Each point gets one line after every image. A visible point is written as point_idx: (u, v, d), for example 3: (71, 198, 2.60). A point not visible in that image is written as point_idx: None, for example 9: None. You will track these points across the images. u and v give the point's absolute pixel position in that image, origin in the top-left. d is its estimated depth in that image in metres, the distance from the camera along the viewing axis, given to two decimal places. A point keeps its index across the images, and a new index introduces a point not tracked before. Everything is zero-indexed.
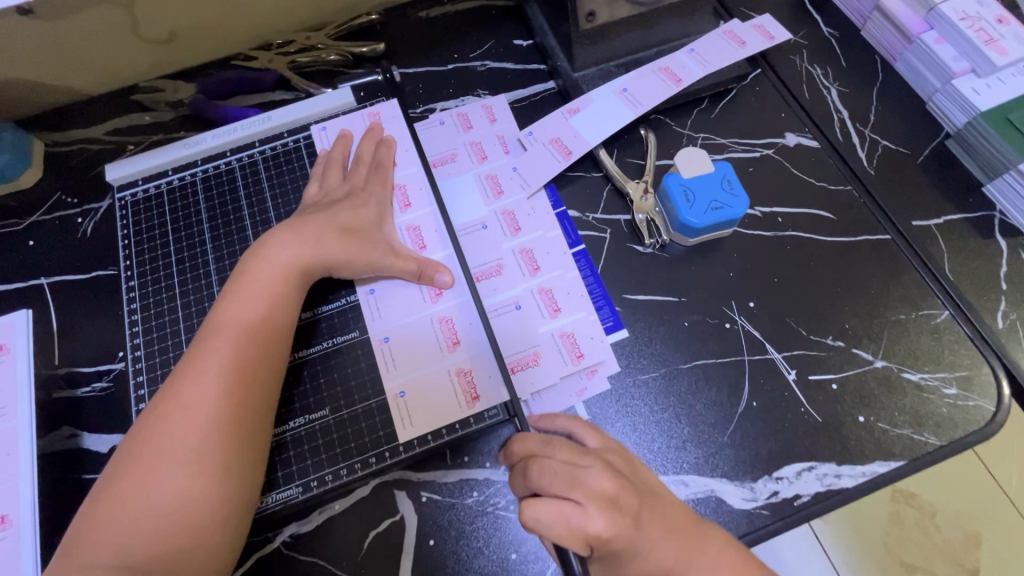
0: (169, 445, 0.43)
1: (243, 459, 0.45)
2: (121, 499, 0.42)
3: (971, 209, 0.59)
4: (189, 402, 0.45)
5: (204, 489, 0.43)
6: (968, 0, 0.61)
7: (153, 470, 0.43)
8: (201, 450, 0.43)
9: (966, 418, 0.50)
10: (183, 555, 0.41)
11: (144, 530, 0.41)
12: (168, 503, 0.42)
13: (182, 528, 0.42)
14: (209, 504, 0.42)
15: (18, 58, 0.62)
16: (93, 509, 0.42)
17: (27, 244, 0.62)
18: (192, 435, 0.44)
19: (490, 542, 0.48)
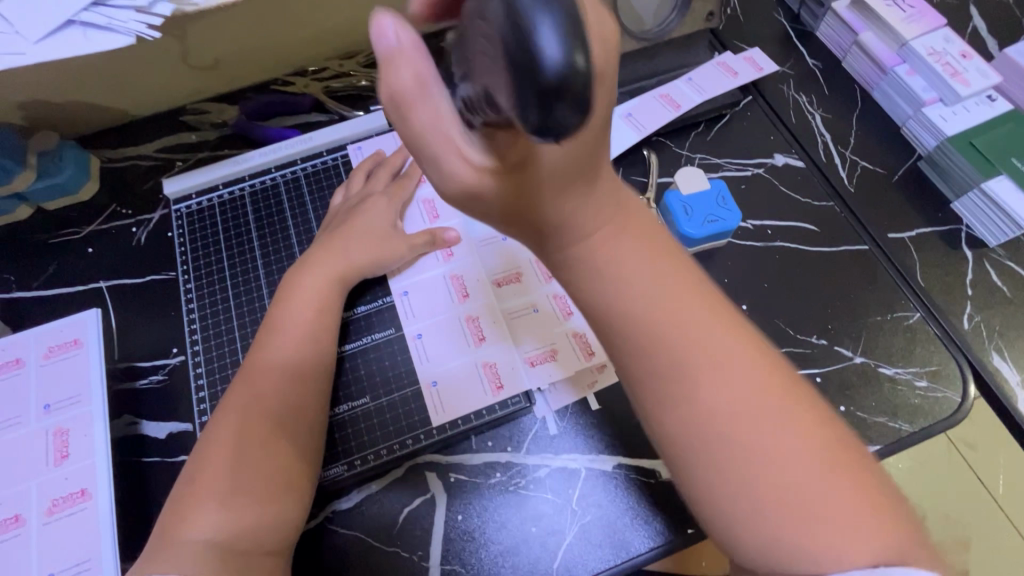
0: (246, 430, 0.50)
1: (304, 444, 0.51)
2: (207, 480, 0.47)
3: (941, 222, 0.65)
4: (260, 392, 0.52)
5: (279, 464, 0.49)
6: (935, 37, 0.69)
7: (234, 454, 0.48)
8: (269, 435, 0.50)
9: (937, 408, 0.56)
10: (265, 520, 0.47)
11: (234, 503, 0.46)
12: (250, 478, 0.47)
13: (262, 497, 0.47)
14: (277, 479, 0.49)
15: (80, 84, 0.68)
16: (182, 495, 0.47)
17: (87, 251, 0.68)
18: (264, 419, 0.50)
19: (512, 516, 0.53)
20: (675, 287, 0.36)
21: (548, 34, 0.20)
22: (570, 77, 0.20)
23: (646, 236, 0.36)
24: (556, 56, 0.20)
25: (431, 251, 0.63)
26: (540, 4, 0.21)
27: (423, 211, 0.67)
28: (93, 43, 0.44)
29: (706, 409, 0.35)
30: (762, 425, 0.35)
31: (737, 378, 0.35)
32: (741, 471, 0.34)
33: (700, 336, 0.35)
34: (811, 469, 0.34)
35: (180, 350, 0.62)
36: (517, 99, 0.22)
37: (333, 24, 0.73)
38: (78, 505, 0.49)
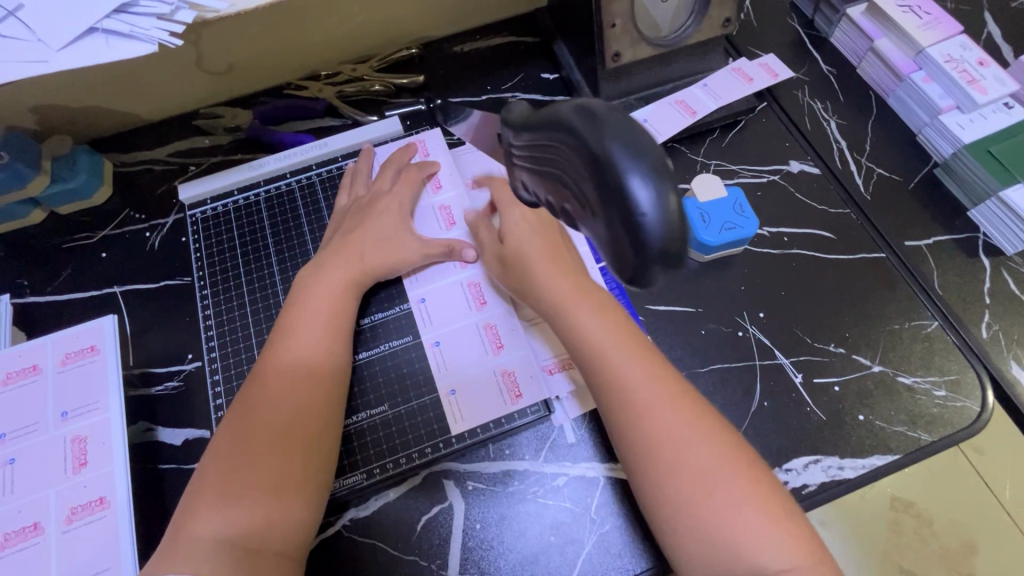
0: (257, 432, 0.49)
1: (317, 447, 0.51)
2: (218, 481, 0.47)
3: (957, 230, 0.65)
4: (271, 393, 0.51)
5: (290, 465, 0.48)
6: (952, 44, 0.68)
7: (246, 456, 0.48)
8: (282, 438, 0.49)
9: (955, 417, 0.56)
10: (277, 521, 0.46)
11: (242, 504, 0.46)
12: (263, 479, 0.47)
13: (273, 499, 0.47)
14: (291, 480, 0.48)
15: (95, 88, 0.68)
16: (194, 494, 0.47)
17: (101, 255, 0.68)
18: (274, 421, 0.50)
19: (531, 525, 0.53)
20: (617, 334, 0.51)
21: (655, 213, 0.27)
22: (668, 252, 0.27)
23: (602, 304, 0.53)
24: (662, 239, 0.27)
25: (447, 260, 0.63)
26: (647, 185, 0.27)
27: (439, 217, 0.66)
28: (115, 50, 0.44)
29: (643, 422, 0.47)
30: (685, 436, 0.46)
31: (666, 400, 0.47)
32: (668, 471, 0.45)
33: (639, 367, 0.49)
34: (720, 472, 0.44)
35: (195, 356, 0.62)
36: (629, 245, 0.28)
37: (348, 29, 0.73)
38: (96, 514, 0.49)
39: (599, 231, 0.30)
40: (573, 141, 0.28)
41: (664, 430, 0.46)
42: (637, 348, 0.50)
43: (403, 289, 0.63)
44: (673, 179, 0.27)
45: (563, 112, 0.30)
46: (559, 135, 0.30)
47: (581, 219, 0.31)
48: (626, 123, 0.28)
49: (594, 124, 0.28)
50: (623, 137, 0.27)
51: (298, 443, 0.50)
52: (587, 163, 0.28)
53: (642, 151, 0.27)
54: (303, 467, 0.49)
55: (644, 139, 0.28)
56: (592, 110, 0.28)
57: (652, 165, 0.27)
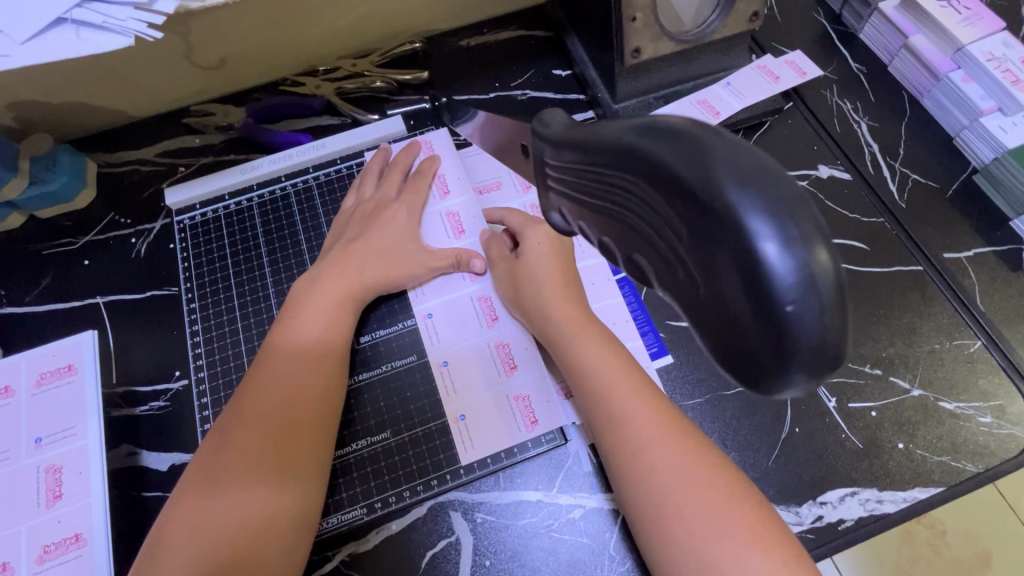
0: (237, 461, 0.45)
1: (306, 472, 0.47)
2: (192, 515, 0.44)
3: (999, 241, 0.61)
4: (252, 416, 0.47)
5: (266, 500, 0.45)
6: (994, 41, 0.64)
7: (223, 487, 0.44)
8: (268, 462, 0.46)
9: (1002, 446, 0.52)
10: (248, 561, 0.42)
11: (212, 541, 0.42)
12: (237, 515, 0.43)
13: (247, 539, 0.43)
14: (263, 518, 0.44)
15: (76, 83, 0.63)
16: (169, 525, 0.44)
17: (82, 263, 0.63)
18: (255, 448, 0.46)
19: (545, 563, 0.49)
20: (625, 364, 0.48)
21: (803, 292, 0.19)
22: (821, 348, 0.20)
23: (607, 334, 0.50)
24: (815, 330, 0.20)
25: (456, 272, 0.59)
26: (788, 248, 0.19)
27: (447, 225, 0.62)
28: (87, 44, 0.40)
29: (644, 461, 0.43)
30: (692, 475, 0.41)
31: (669, 434, 0.43)
32: (669, 517, 0.41)
33: (641, 403, 0.45)
34: (729, 520, 0.39)
35: (182, 374, 0.57)
36: (755, 335, 0.20)
37: (347, 22, 0.68)
38: (72, 552, 0.46)
39: (699, 305, 0.22)
40: (667, 181, 0.21)
41: (666, 471, 0.42)
42: (639, 382, 0.47)
43: (409, 302, 0.58)
44: (822, 229, 0.20)
45: (646, 140, 0.22)
46: (644, 172, 0.22)
47: (671, 284, 0.24)
48: (743, 152, 0.20)
49: (698, 157, 0.20)
50: (741, 172, 0.20)
51: (286, 468, 0.46)
52: (688, 212, 0.21)
53: (777, 195, 0.19)
54: (291, 490, 0.46)
55: (779, 179, 0.20)
56: (691, 137, 0.21)
57: (794, 217, 0.19)
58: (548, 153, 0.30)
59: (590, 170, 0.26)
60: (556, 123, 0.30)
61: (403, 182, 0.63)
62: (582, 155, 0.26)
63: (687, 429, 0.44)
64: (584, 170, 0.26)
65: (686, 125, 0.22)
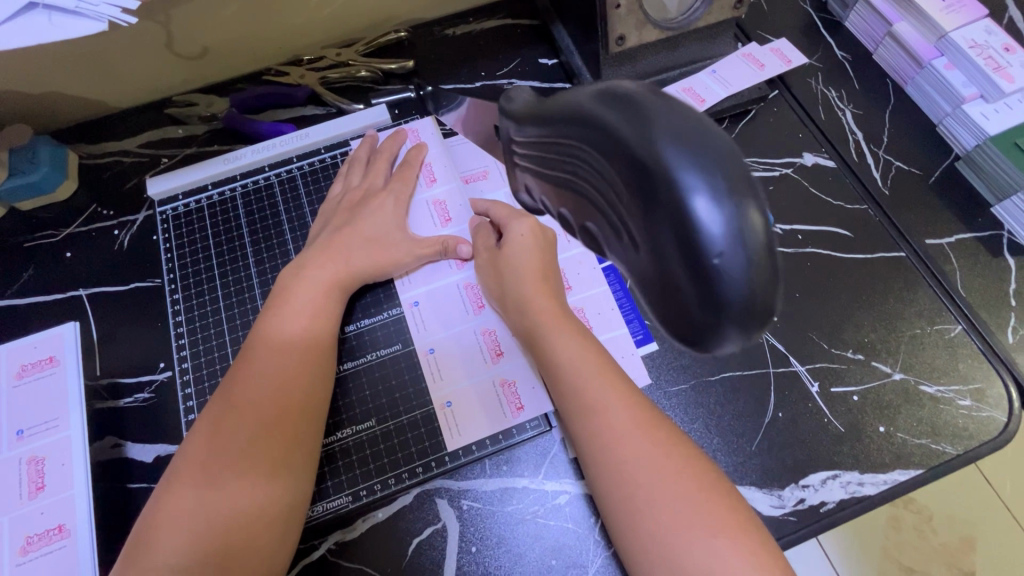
0: (215, 446, 0.46)
1: (296, 460, 0.47)
2: (175, 504, 0.44)
3: (980, 227, 0.62)
4: (232, 403, 0.47)
5: (246, 487, 0.44)
6: (976, 28, 0.64)
7: (203, 473, 0.45)
8: (252, 449, 0.46)
9: (981, 428, 0.53)
10: (230, 546, 0.43)
11: (194, 528, 0.43)
12: (215, 501, 0.43)
13: (230, 525, 0.43)
14: (246, 505, 0.44)
15: (55, 72, 0.62)
16: (153, 514, 0.44)
17: (64, 255, 0.63)
18: (233, 435, 0.46)
19: (530, 548, 0.49)
20: (599, 357, 0.47)
21: (732, 246, 0.20)
22: (751, 306, 0.21)
23: (581, 327, 0.49)
24: (745, 285, 0.20)
25: (442, 260, 0.59)
26: (718, 202, 0.20)
27: (433, 213, 0.62)
28: (60, 29, 0.39)
29: (617, 451, 0.43)
30: (663, 464, 0.42)
31: (641, 425, 0.44)
32: (640, 496, 0.41)
33: (611, 390, 0.45)
34: (692, 496, 0.41)
35: (167, 365, 0.57)
36: (691, 294, 0.21)
37: (331, 10, 0.67)
38: (56, 543, 0.46)
39: (643, 268, 0.23)
40: (614, 146, 0.21)
41: (635, 454, 0.42)
42: (609, 371, 0.47)
43: (395, 291, 0.58)
44: (755, 190, 0.21)
45: (597, 106, 0.22)
46: (594, 138, 0.22)
47: (620, 250, 0.24)
48: (684, 113, 0.21)
49: (640, 121, 0.21)
50: (680, 132, 0.20)
51: (272, 456, 0.46)
52: (631, 176, 0.21)
53: (711, 153, 0.20)
54: (276, 478, 0.46)
55: (716, 138, 0.20)
56: (636, 101, 0.21)
57: (725, 173, 0.20)
58: (514, 130, 0.30)
59: (551, 141, 0.26)
60: (522, 100, 0.30)
61: (392, 171, 0.63)
62: (540, 127, 0.26)
63: (659, 420, 0.45)
64: (544, 142, 0.27)
65: (636, 91, 0.22)
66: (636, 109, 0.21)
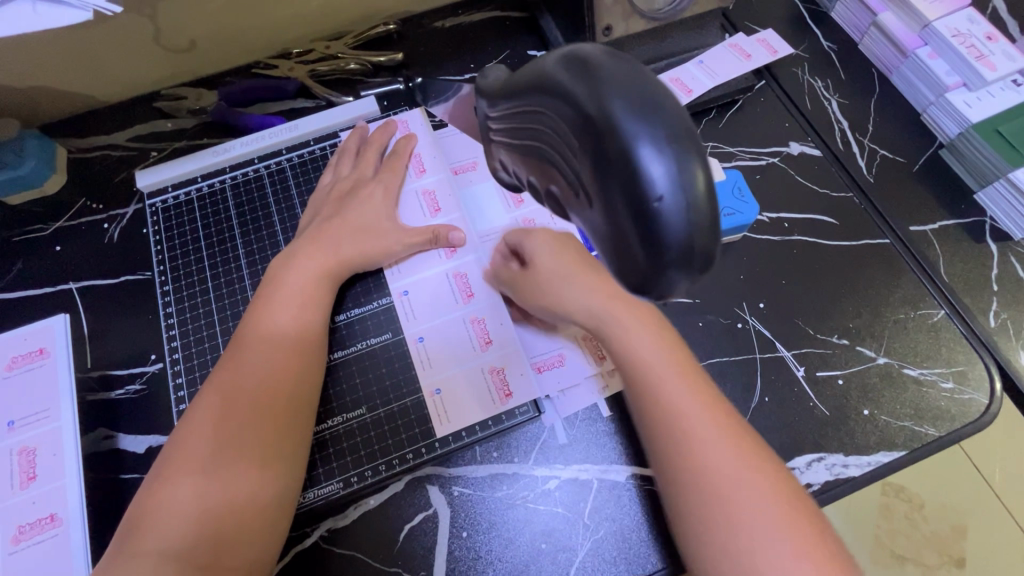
0: (207, 429, 0.46)
1: (288, 445, 0.48)
2: (166, 489, 0.44)
3: (963, 214, 0.63)
4: (223, 386, 0.48)
5: (238, 471, 0.45)
6: (959, 18, 0.65)
7: (195, 456, 0.45)
8: (245, 433, 0.46)
9: (964, 410, 0.54)
10: (223, 528, 0.43)
11: (185, 511, 0.43)
12: (207, 484, 0.44)
13: (223, 507, 0.44)
14: (239, 487, 0.45)
15: (41, 66, 0.62)
16: (145, 502, 0.44)
17: (54, 249, 0.63)
18: (225, 418, 0.47)
19: (520, 533, 0.50)
20: (676, 359, 0.48)
21: (672, 190, 0.21)
22: (690, 249, 0.22)
23: (658, 328, 0.50)
24: (682, 228, 0.22)
25: (431, 249, 0.59)
26: (660, 151, 0.21)
27: (423, 203, 0.62)
28: (46, 19, 0.40)
29: (698, 454, 0.43)
30: (741, 467, 0.43)
31: (718, 426, 0.44)
32: (715, 489, 0.42)
33: (686, 388, 0.46)
34: (759, 489, 0.42)
35: (157, 357, 0.57)
36: (635, 239, 0.22)
37: (319, 3, 0.67)
38: (47, 532, 0.46)
39: (597, 223, 0.24)
40: (569, 106, 0.23)
41: (707, 449, 0.43)
42: (685, 368, 0.48)
43: (384, 280, 0.58)
44: (696, 142, 0.22)
45: (560, 71, 0.24)
46: (555, 102, 0.24)
47: (579, 209, 0.26)
48: (633, 74, 0.23)
49: (593, 81, 0.23)
50: (627, 91, 0.22)
51: (266, 440, 0.47)
52: (584, 132, 0.23)
53: (653, 108, 0.22)
54: (269, 462, 0.46)
55: (661, 95, 0.22)
56: (591, 65, 0.23)
57: (665, 124, 0.22)
58: (487, 107, 0.31)
59: (517, 112, 0.27)
60: (494, 76, 0.31)
61: (381, 162, 0.63)
62: (509, 100, 0.28)
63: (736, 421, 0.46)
64: (512, 114, 0.28)
65: (593, 56, 0.24)
66: (588, 72, 0.23)
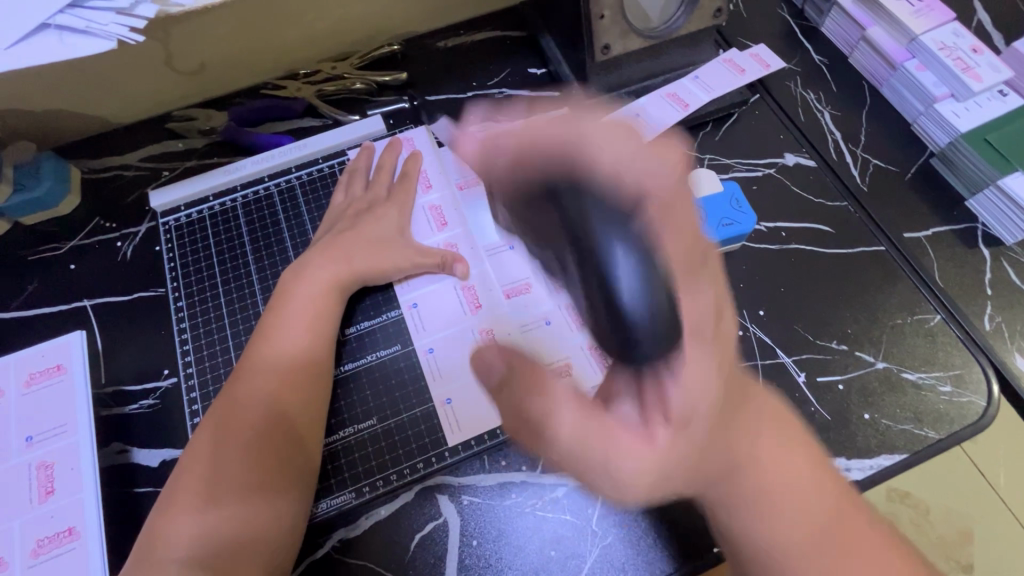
0: (228, 441, 0.48)
1: (302, 455, 0.49)
2: (189, 496, 0.46)
3: (956, 220, 0.64)
4: (242, 400, 0.50)
5: (259, 482, 0.46)
6: (945, 31, 0.67)
7: (215, 465, 0.47)
8: (262, 442, 0.48)
9: (962, 413, 0.55)
10: (246, 538, 0.45)
11: (210, 519, 0.45)
12: (230, 494, 0.46)
13: (246, 516, 0.45)
14: (260, 495, 0.46)
15: (57, 89, 0.64)
16: (167, 512, 0.46)
17: (69, 267, 0.64)
18: (246, 430, 0.48)
19: (531, 540, 0.50)
20: (738, 412, 0.41)
21: (639, 296, 0.34)
22: (653, 328, 0.34)
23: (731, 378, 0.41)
24: (646, 315, 0.34)
25: (441, 274, 0.60)
26: (628, 260, 0.34)
27: (430, 218, 0.63)
28: (71, 48, 0.42)
29: (773, 512, 0.41)
30: (815, 500, 0.42)
31: (783, 470, 0.42)
32: (812, 556, 0.41)
33: (758, 441, 0.42)
34: (850, 537, 0.41)
35: (171, 371, 0.58)
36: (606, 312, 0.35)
37: (326, 25, 0.70)
38: (66, 546, 0.47)
39: (593, 296, 0.36)
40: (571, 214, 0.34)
41: (797, 496, 0.42)
42: (750, 418, 0.42)
43: (394, 294, 0.60)
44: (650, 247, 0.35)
45: (561, 185, 0.34)
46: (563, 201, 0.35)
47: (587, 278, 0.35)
48: (612, 203, 0.34)
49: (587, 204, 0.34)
50: (606, 217, 0.34)
51: (282, 450, 0.48)
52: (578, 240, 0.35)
53: (625, 229, 0.34)
54: (285, 472, 0.48)
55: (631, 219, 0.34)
56: (584, 186, 0.34)
57: (629, 242, 0.34)
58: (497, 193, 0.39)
59: (536, 202, 0.35)
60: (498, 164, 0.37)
61: (392, 184, 0.65)
62: (528, 193, 0.36)
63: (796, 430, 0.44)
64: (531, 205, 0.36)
65: (585, 177, 0.35)
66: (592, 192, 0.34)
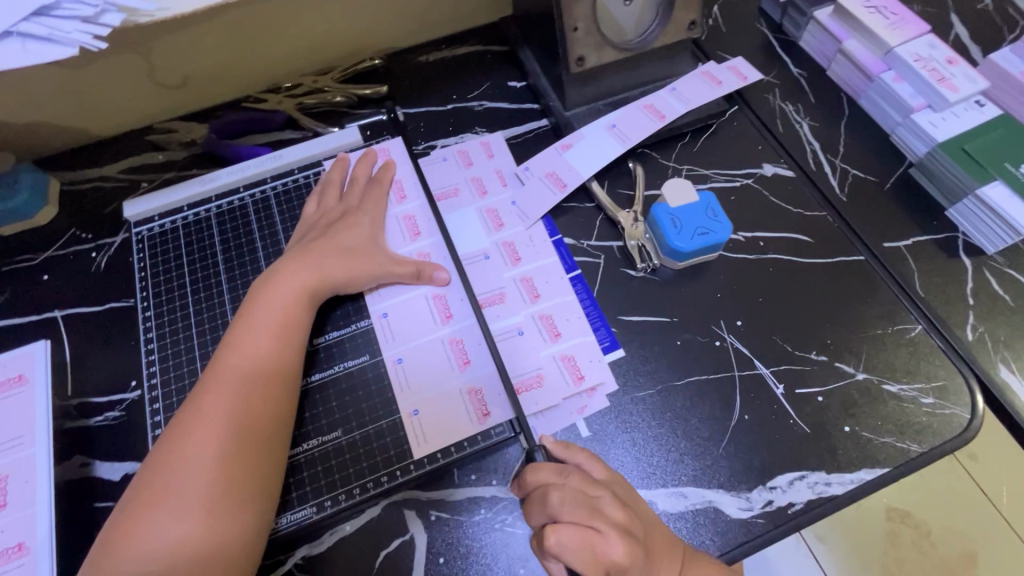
0: (190, 450, 0.46)
1: (266, 466, 0.48)
2: (148, 506, 0.45)
3: (936, 230, 0.63)
4: (205, 407, 0.48)
5: (220, 492, 0.45)
6: (920, 43, 0.67)
7: (176, 475, 0.46)
8: (225, 452, 0.47)
9: (945, 426, 0.53)
10: (206, 550, 0.44)
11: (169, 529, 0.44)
12: (191, 504, 0.45)
13: (206, 528, 0.44)
14: (221, 506, 0.45)
15: (39, 102, 0.65)
16: (125, 522, 0.44)
17: (41, 278, 0.64)
18: (208, 439, 0.47)
19: (499, 557, 0.49)
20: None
21: None
22: None
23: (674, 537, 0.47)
24: None
25: (414, 283, 0.59)
26: None
27: (403, 228, 0.63)
28: (34, 54, 0.42)
29: None
30: None
31: None
32: None
33: None
34: None
35: (138, 383, 0.57)
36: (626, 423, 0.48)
37: (307, 40, 0.70)
38: (13, 562, 0.45)
39: None
40: None
41: None
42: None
43: (365, 304, 0.59)
44: None
45: None
46: None
47: None
48: None
49: None
50: None
51: (245, 461, 0.47)
52: None
53: None
54: (248, 483, 0.46)
55: None
56: None
57: None
58: None
59: None
60: None
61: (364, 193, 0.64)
62: None
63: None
64: None
65: None
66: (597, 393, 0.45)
